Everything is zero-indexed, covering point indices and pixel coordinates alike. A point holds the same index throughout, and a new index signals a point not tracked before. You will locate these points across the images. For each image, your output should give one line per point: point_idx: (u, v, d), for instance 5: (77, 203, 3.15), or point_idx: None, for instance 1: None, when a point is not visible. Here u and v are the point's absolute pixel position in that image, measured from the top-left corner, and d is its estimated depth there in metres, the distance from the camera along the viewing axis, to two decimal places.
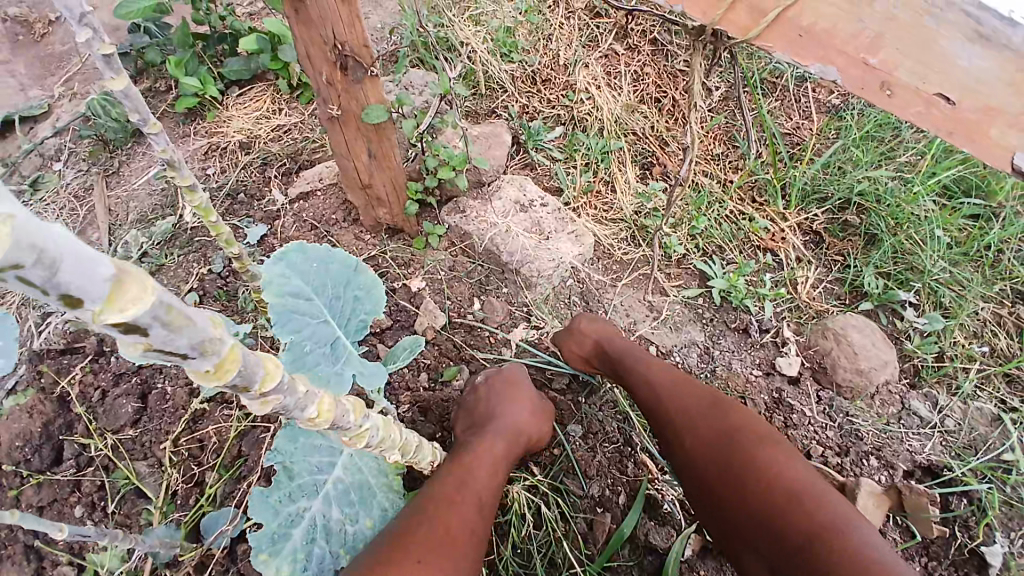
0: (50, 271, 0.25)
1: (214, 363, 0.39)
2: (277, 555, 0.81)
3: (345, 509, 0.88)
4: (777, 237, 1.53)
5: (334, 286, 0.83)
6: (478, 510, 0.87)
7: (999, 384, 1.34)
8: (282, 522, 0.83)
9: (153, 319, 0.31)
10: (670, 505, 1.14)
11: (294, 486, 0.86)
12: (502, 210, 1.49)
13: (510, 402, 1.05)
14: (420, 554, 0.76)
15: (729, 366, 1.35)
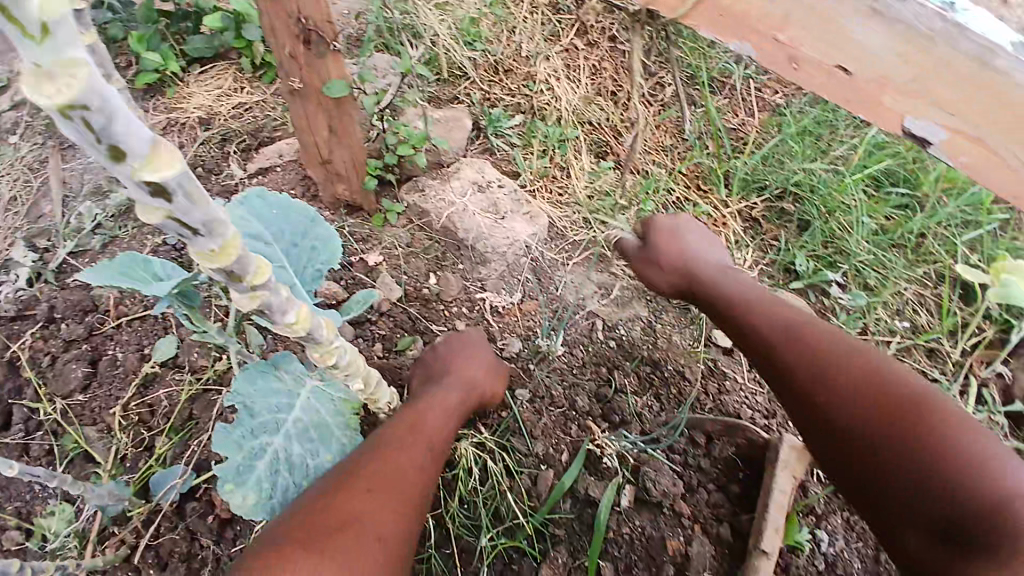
0: (108, 121, 0.37)
1: (219, 246, 0.51)
2: (242, 486, 0.80)
3: (307, 445, 0.87)
4: (719, 222, 1.63)
5: (292, 233, 0.87)
6: (427, 453, 0.93)
7: (920, 355, 1.49)
8: (246, 455, 0.81)
9: (178, 187, 0.44)
10: (610, 462, 1.20)
11: (255, 424, 0.82)
12: (460, 190, 1.55)
13: (468, 360, 1.11)
14: (369, 487, 0.83)
15: (670, 339, 1.41)
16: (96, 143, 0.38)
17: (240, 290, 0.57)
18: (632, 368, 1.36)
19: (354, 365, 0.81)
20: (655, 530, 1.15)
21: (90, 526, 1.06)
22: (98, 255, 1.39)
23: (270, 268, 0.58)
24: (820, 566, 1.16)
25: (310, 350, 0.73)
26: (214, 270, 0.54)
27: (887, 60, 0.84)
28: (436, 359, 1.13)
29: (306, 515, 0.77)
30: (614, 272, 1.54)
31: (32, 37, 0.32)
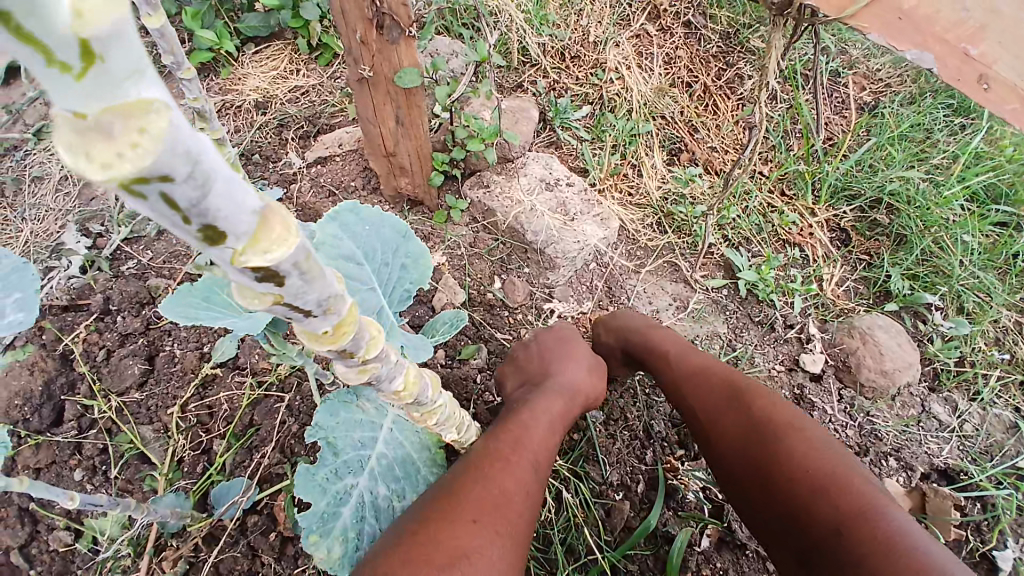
0: (196, 193, 0.26)
1: (331, 325, 0.42)
2: (329, 536, 0.73)
3: (392, 485, 0.81)
4: (805, 232, 1.50)
5: (383, 252, 0.80)
6: (533, 472, 0.83)
7: (1018, 393, 1.33)
8: (330, 501, 0.75)
9: (291, 266, 0.33)
10: (691, 497, 1.13)
11: (339, 463, 0.77)
12: (528, 187, 1.46)
13: (569, 361, 1.06)
14: (476, 514, 0.73)
15: (751, 360, 1.33)
16: (184, 223, 0.27)
17: (349, 364, 0.49)
18: None
19: (454, 412, 0.74)
20: (737, 574, 1.08)
21: (147, 533, 1.00)
22: (154, 244, 1.33)
23: (382, 335, 0.50)
24: None
25: (413, 410, 0.68)
26: (322, 349, 0.45)
27: None
28: (538, 358, 1.07)
29: (408, 547, 0.68)
30: (692, 284, 1.44)
31: (67, 69, 0.19)
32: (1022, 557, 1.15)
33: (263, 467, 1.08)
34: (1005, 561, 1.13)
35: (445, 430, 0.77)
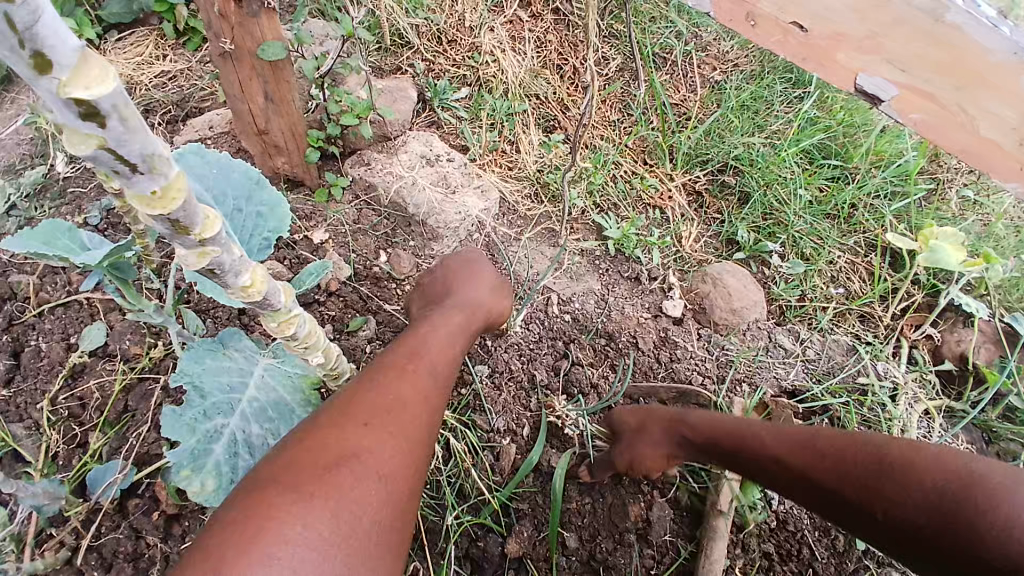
0: (30, 16, 0.30)
1: (160, 189, 0.44)
2: (201, 470, 0.75)
3: (266, 425, 0.82)
4: (664, 196, 1.67)
5: (235, 197, 0.82)
6: (433, 381, 0.87)
7: (855, 321, 1.52)
8: (201, 439, 0.77)
9: (114, 110, 0.37)
10: (572, 432, 1.24)
11: (207, 405, 0.78)
12: (408, 163, 1.50)
13: (471, 281, 1.12)
14: (368, 417, 0.76)
15: (621, 311, 1.47)
16: (17, 45, 0.31)
17: (187, 245, 0.51)
18: (587, 341, 1.40)
19: (311, 333, 0.74)
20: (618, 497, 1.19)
21: (29, 528, 0.95)
22: (11, 239, 1.24)
23: (220, 220, 0.52)
24: (772, 522, 1.22)
25: (266, 319, 0.68)
26: (157, 221, 0.47)
27: (854, 14, 1.01)
28: (444, 279, 1.14)
29: (298, 450, 0.72)
30: (567, 246, 1.55)
31: None
32: None
33: (142, 447, 1.05)
34: None
35: (309, 354, 0.78)
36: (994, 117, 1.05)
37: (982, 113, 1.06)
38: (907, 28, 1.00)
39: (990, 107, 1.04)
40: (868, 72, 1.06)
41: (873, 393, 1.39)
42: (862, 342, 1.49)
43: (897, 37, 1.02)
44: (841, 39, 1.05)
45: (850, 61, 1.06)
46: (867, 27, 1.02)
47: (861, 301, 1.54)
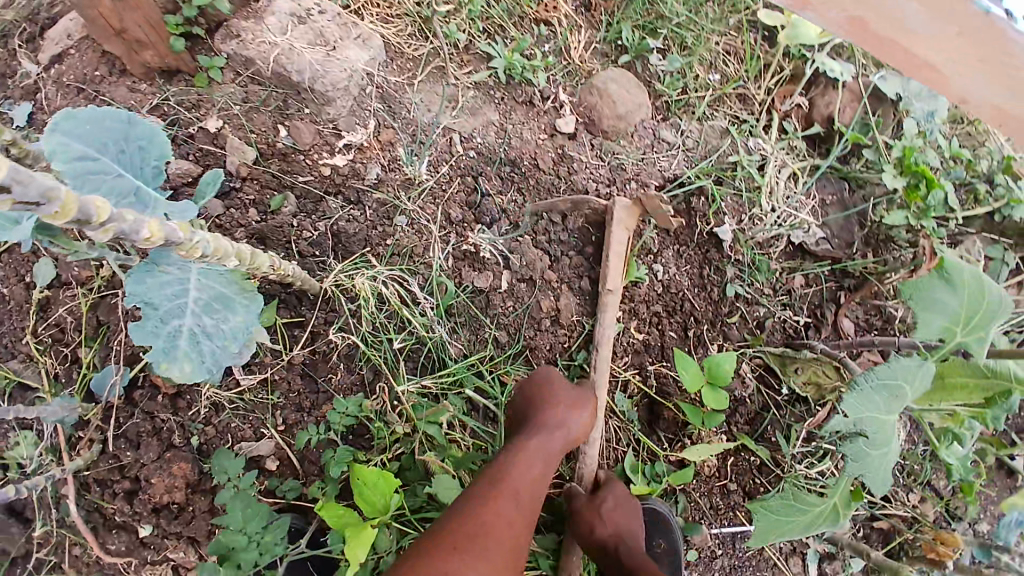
0: None
1: (69, 211, 0.56)
2: (176, 361, 0.89)
3: (216, 316, 0.92)
4: (550, 7, 1.67)
5: (113, 141, 0.83)
6: (518, 511, 1.06)
7: (733, 103, 1.64)
8: (166, 339, 0.89)
9: (13, 180, 0.49)
10: (487, 253, 1.44)
11: (161, 313, 0.88)
12: (280, 27, 1.46)
13: (569, 410, 1.23)
14: (459, 553, 0.96)
15: (520, 138, 1.57)
16: None
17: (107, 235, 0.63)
18: (493, 171, 1.53)
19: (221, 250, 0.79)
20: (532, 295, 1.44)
21: (59, 439, 1.19)
22: None
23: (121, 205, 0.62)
24: (658, 289, 1.49)
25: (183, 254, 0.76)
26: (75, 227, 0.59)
27: None
28: (542, 391, 1.27)
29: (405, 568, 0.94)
30: (459, 81, 1.59)
31: None
32: (738, 229, 1.54)
33: (128, 350, 1.24)
34: (724, 233, 1.52)
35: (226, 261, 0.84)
36: None
37: None
38: None
39: None
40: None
41: (742, 168, 1.58)
42: (738, 122, 1.63)
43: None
44: None
45: None
46: None
47: (737, 82, 1.65)
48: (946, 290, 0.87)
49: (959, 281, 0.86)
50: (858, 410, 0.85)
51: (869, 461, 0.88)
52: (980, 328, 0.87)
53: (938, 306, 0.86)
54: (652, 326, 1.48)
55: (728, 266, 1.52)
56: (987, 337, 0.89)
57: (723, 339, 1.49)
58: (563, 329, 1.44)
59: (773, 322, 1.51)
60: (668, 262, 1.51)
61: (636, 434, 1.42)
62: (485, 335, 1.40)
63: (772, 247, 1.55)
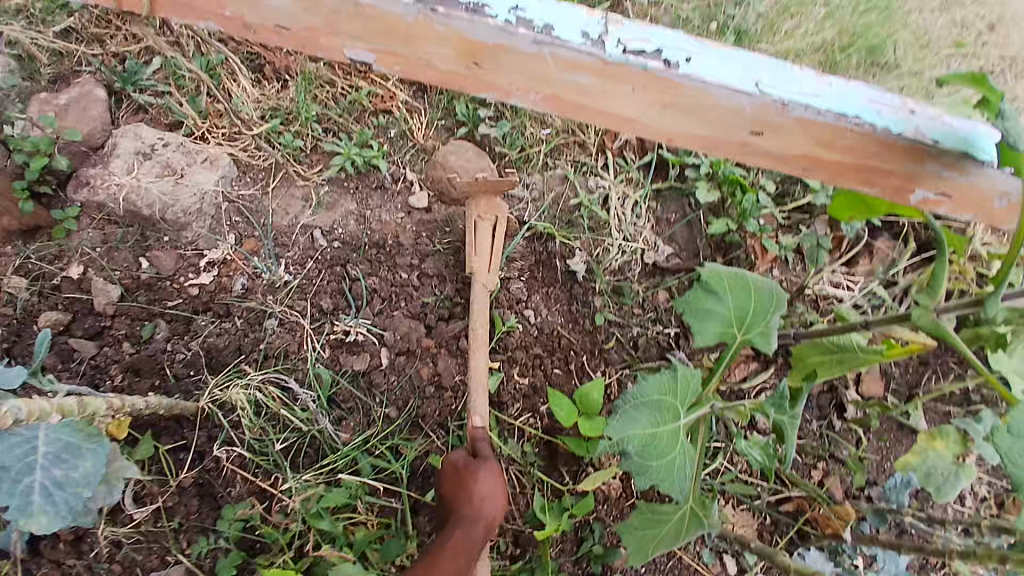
0: None
1: None
2: (28, 514, 0.93)
3: (66, 465, 0.95)
4: (386, 98, 1.80)
5: None
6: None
7: (573, 148, 1.79)
8: (17, 496, 0.92)
9: None
10: (360, 336, 1.50)
11: (10, 472, 0.92)
12: (125, 166, 1.54)
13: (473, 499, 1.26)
14: None
15: (380, 219, 1.65)
16: None
17: None
18: (360, 256, 1.59)
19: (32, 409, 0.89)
20: (407, 366, 1.50)
21: None
22: None
23: None
24: (531, 333, 1.58)
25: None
26: None
27: (306, 14, 1.07)
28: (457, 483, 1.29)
29: None
30: (311, 181, 1.67)
31: None
32: (592, 261, 1.66)
33: None
34: (578, 267, 1.64)
35: (51, 414, 0.93)
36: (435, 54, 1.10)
37: (428, 54, 1.11)
38: (341, 15, 1.07)
39: (430, 48, 1.10)
40: (347, 44, 1.10)
41: (586, 206, 1.71)
42: (577, 166, 1.77)
43: (342, 16, 1.07)
44: (315, 32, 1.09)
45: (332, 45, 1.10)
46: (320, 18, 1.07)
47: (567, 133, 1.79)
48: (715, 298, 1.09)
49: (721, 291, 1.09)
50: (621, 431, 1.02)
51: (652, 472, 1.03)
52: (750, 325, 1.08)
53: (708, 314, 1.09)
54: (532, 369, 1.56)
55: (592, 297, 1.63)
56: (768, 326, 1.08)
57: (605, 365, 1.60)
58: (447, 391, 1.50)
59: (646, 339, 1.63)
60: (538, 305, 1.60)
61: (536, 474, 1.48)
62: (375, 414, 1.45)
63: (630, 272, 1.68)
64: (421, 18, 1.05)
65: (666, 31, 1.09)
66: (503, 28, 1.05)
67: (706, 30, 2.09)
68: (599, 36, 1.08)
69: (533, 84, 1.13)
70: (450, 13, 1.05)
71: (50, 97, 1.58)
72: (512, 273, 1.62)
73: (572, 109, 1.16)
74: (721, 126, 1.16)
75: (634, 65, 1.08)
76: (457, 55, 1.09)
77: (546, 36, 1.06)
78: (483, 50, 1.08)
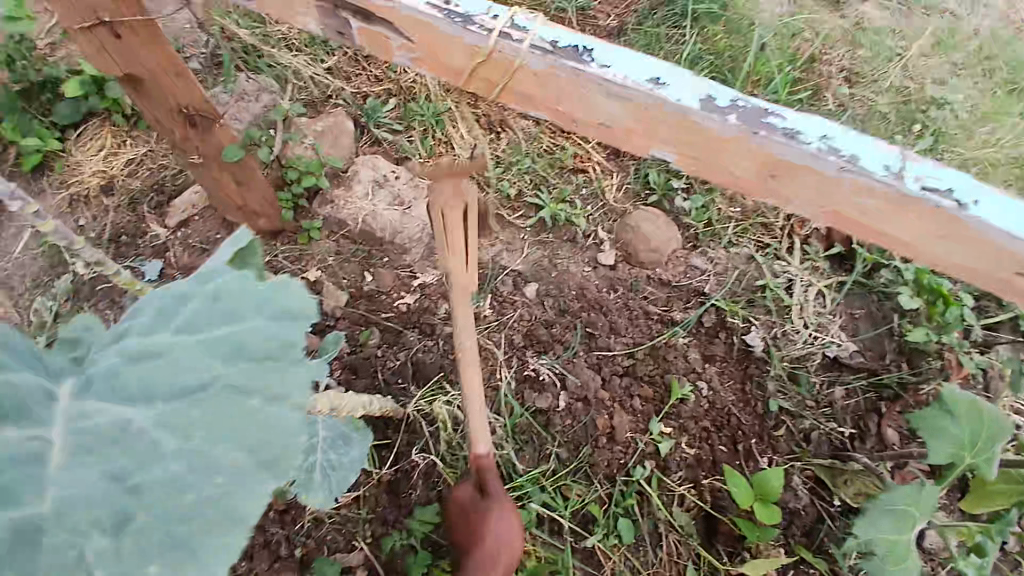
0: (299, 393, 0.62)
1: None
2: (314, 489, 1.06)
3: (336, 453, 1.12)
4: (585, 158, 1.95)
5: None
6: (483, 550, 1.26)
7: (755, 230, 1.85)
8: (303, 472, 1.07)
9: None
10: (545, 376, 1.61)
11: (303, 449, 1.08)
12: (364, 192, 1.77)
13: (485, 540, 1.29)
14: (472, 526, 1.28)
15: (567, 269, 1.76)
16: None
17: None
18: (550, 306, 1.70)
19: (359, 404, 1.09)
20: (585, 405, 1.59)
21: None
22: None
23: None
24: (704, 403, 1.61)
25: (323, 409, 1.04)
26: None
27: (627, 114, 1.08)
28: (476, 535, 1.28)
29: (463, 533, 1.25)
30: (514, 226, 1.82)
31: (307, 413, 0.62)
32: (770, 339, 1.69)
33: None
34: (754, 340, 1.68)
35: (354, 410, 1.12)
36: (735, 163, 1.08)
37: (727, 164, 1.09)
38: (650, 121, 1.07)
39: (731, 160, 1.08)
40: (657, 145, 1.11)
41: (771, 288, 1.75)
42: (763, 247, 1.82)
43: (665, 122, 1.08)
44: (599, 125, 1.12)
45: (642, 146, 1.12)
46: (633, 117, 1.08)
47: (757, 213, 1.86)
48: (947, 419, 1.19)
49: (958, 412, 1.18)
50: (857, 531, 1.14)
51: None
52: (979, 450, 1.17)
53: (938, 433, 1.19)
54: (700, 437, 1.58)
55: (767, 379, 1.64)
56: (996, 456, 1.16)
57: (772, 452, 1.58)
58: (618, 445, 1.56)
59: (819, 434, 1.60)
60: (712, 377, 1.64)
61: (695, 547, 1.50)
62: (548, 450, 1.55)
63: (809, 361, 1.67)
64: (741, 137, 1.03)
65: (963, 173, 1.01)
66: (815, 152, 1.02)
67: (907, 130, 2.08)
68: (899, 168, 1.01)
69: (814, 205, 1.09)
70: (767, 134, 1.03)
71: (310, 123, 1.85)
72: (694, 333, 1.69)
73: (845, 228, 1.10)
74: (999, 270, 1.04)
75: (926, 201, 1.00)
76: (757, 168, 1.06)
77: (851, 164, 1.02)
78: (786, 168, 1.05)
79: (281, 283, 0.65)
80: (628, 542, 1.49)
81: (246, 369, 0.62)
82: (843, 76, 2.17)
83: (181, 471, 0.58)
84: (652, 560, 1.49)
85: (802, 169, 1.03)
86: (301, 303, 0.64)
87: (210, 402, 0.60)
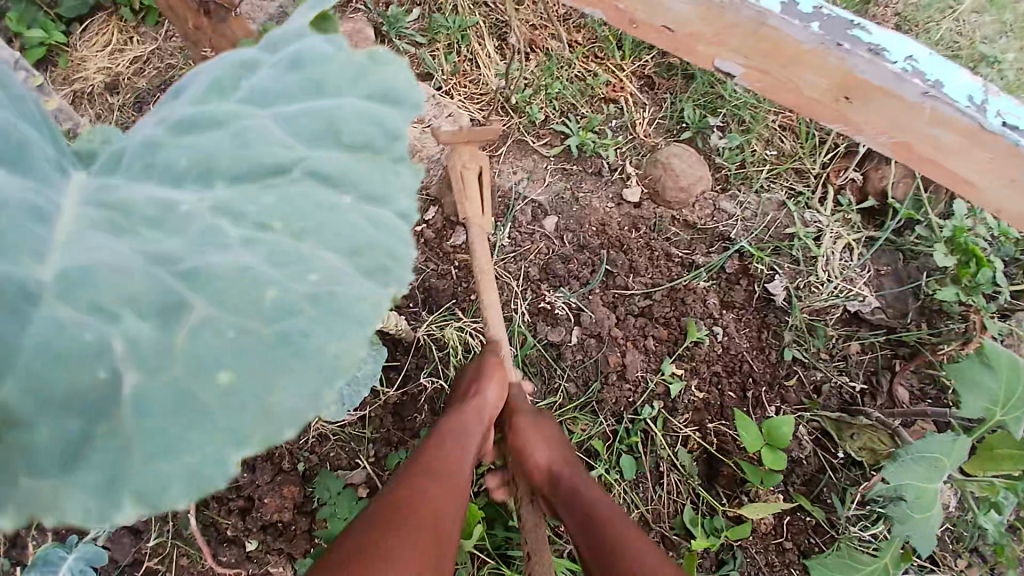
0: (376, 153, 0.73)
1: None
2: None
3: None
4: (617, 87, 1.82)
5: None
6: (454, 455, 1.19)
7: (787, 176, 1.76)
8: None
9: None
10: (560, 309, 1.60)
11: None
12: None
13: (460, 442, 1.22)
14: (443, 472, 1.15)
15: (590, 203, 1.69)
16: None
17: None
18: (569, 240, 1.65)
19: None
20: (597, 338, 1.58)
21: None
22: None
23: None
24: (717, 349, 1.60)
25: None
26: None
27: (703, 21, 1.28)
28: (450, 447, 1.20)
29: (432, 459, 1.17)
30: (537, 154, 1.74)
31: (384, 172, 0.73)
32: (791, 288, 1.64)
33: None
34: (776, 290, 1.63)
35: None
36: (810, 81, 1.28)
37: (801, 79, 1.29)
38: (737, 30, 1.26)
39: (806, 74, 1.28)
40: (724, 55, 1.32)
41: (799, 238, 1.69)
42: (794, 195, 1.75)
43: (734, 33, 1.28)
44: (658, 32, 1.36)
45: (708, 52, 1.33)
46: (711, 27, 1.28)
47: (791, 158, 1.77)
48: (986, 372, 1.17)
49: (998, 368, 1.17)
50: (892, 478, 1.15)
51: (914, 525, 1.13)
52: (1013, 407, 1.17)
53: (976, 387, 1.17)
54: (709, 381, 1.58)
55: (784, 330, 1.62)
56: None
57: (780, 401, 1.58)
58: (628, 383, 1.56)
59: (830, 387, 1.60)
60: (728, 324, 1.61)
61: (696, 487, 1.53)
62: (556, 384, 1.56)
63: (828, 316, 1.64)
64: (820, 49, 1.22)
65: None
66: (897, 75, 1.21)
67: None
68: (981, 101, 1.22)
69: (890, 128, 1.29)
70: (851, 51, 1.21)
71: None
72: (713, 278, 1.65)
73: (920, 162, 1.32)
74: None
75: (1008, 136, 1.20)
76: (834, 86, 1.27)
77: (936, 90, 1.21)
78: (867, 89, 1.24)
79: (379, 59, 0.76)
80: (628, 479, 1.51)
81: (337, 154, 0.71)
82: (898, 19, 2.01)
83: (233, 233, 0.68)
84: (652, 496, 1.52)
85: (883, 90, 1.23)
86: (409, 90, 0.74)
87: (295, 182, 0.70)
